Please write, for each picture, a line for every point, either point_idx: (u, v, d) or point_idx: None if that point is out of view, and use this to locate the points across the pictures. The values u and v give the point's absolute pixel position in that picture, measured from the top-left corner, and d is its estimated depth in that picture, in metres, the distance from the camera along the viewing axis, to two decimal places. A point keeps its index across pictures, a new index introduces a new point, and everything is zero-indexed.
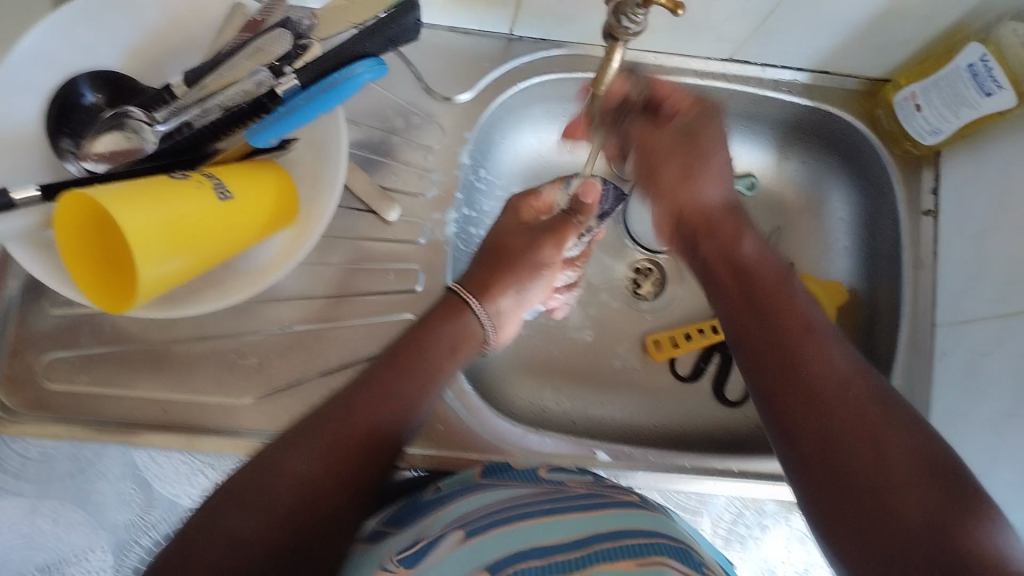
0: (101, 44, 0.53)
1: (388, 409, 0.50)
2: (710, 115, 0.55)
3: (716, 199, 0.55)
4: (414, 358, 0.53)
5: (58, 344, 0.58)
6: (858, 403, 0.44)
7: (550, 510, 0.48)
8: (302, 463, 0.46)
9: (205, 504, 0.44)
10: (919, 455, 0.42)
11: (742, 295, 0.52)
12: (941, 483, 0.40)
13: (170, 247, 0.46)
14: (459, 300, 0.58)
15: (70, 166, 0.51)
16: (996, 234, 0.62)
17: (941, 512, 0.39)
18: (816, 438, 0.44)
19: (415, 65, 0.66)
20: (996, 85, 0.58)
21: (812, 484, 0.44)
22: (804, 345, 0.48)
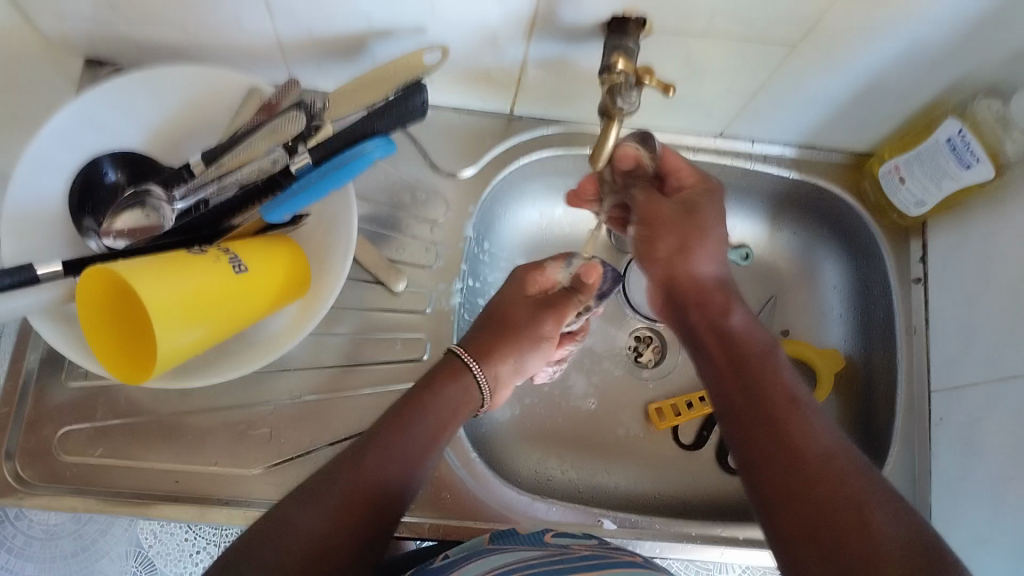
0: (123, 127, 0.55)
1: (388, 475, 0.51)
2: (716, 191, 0.59)
3: (708, 272, 0.56)
4: (405, 427, 0.53)
5: (72, 416, 0.59)
6: (848, 473, 0.44)
7: (551, 570, 0.48)
8: (310, 522, 0.46)
9: (206, 568, 0.44)
10: (910, 541, 0.41)
11: (726, 370, 0.52)
12: (927, 561, 0.40)
13: (181, 322, 0.47)
14: (460, 364, 0.59)
15: (92, 243, 0.53)
16: (984, 300, 0.64)
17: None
18: (799, 506, 0.43)
19: (421, 144, 0.69)
20: (974, 158, 0.60)
21: (798, 549, 0.42)
22: (794, 420, 0.47)
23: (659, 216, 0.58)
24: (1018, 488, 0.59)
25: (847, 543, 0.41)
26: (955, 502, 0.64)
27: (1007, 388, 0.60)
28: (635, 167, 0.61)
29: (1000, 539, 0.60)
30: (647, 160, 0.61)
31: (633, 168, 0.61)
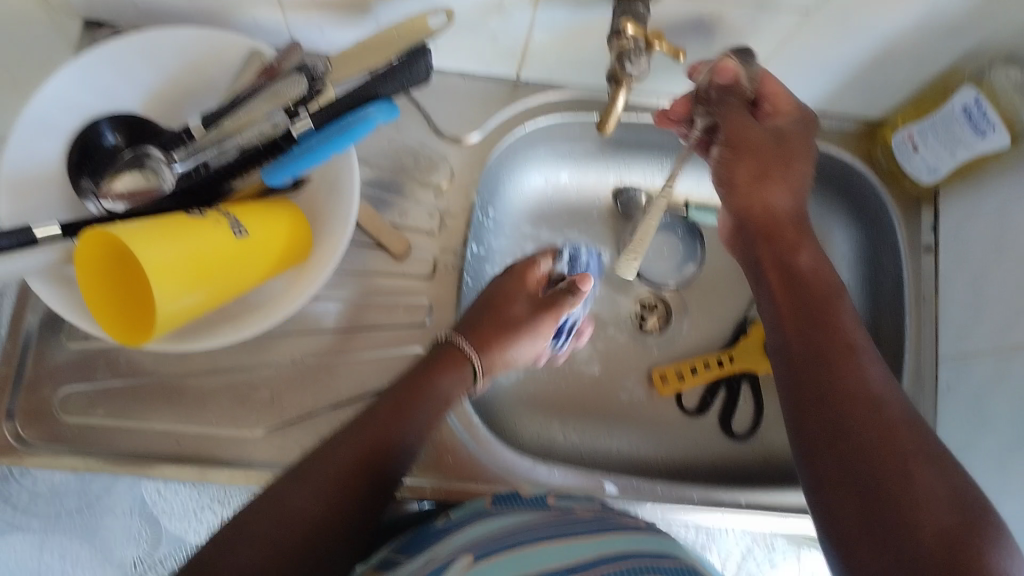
0: (120, 87, 0.55)
1: (394, 446, 0.52)
2: (805, 128, 0.59)
3: (783, 205, 0.57)
4: (416, 395, 0.55)
5: (73, 377, 0.59)
6: (891, 423, 0.46)
7: (559, 532, 0.49)
8: (302, 501, 0.48)
9: (216, 536, 0.46)
10: (950, 486, 0.43)
11: (790, 302, 0.53)
12: (961, 507, 0.41)
13: (182, 285, 0.47)
14: (459, 354, 0.59)
15: (90, 205, 0.53)
16: (996, 269, 0.63)
17: (959, 537, 0.40)
18: (844, 451, 0.45)
19: (424, 109, 0.68)
20: (991, 125, 0.58)
21: (838, 495, 0.44)
22: (845, 363, 0.49)
23: (746, 139, 0.57)
24: None
25: (882, 490, 0.43)
26: (960, 471, 0.64)
27: (1018, 359, 0.60)
28: (730, 85, 0.58)
29: (1007, 508, 0.60)
30: (741, 79, 0.58)
31: (726, 85, 0.58)
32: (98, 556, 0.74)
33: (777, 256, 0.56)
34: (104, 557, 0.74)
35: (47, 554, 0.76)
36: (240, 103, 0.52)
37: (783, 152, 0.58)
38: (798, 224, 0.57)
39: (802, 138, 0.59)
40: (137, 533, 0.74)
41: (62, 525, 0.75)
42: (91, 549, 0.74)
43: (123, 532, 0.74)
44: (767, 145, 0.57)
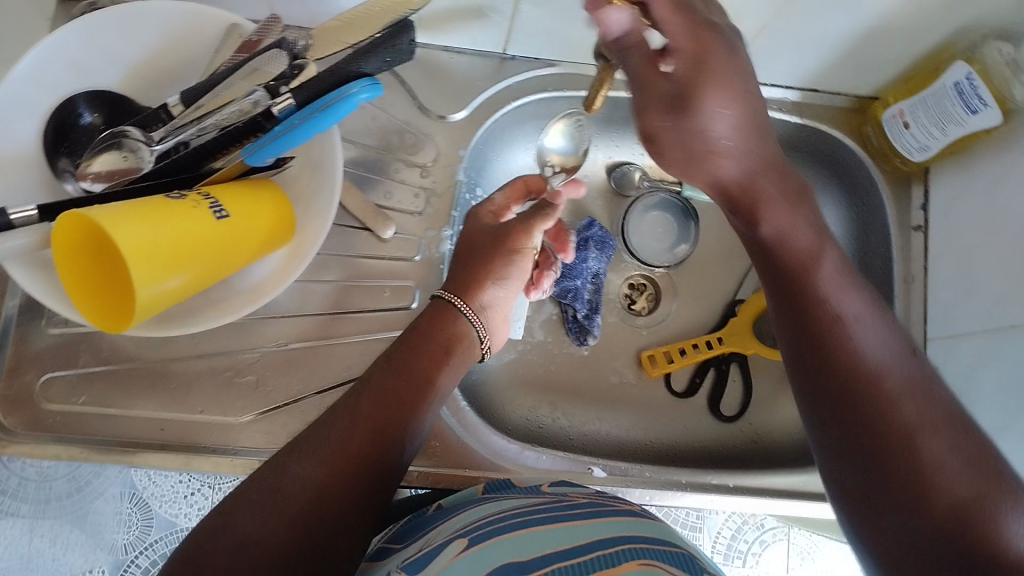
0: (97, 66, 0.53)
1: (398, 404, 0.50)
2: (715, 50, 0.43)
3: (733, 167, 0.46)
4: (403, 369, 0.52)
5: (54, 363, 0.58)
6: (893, 388, 0.43)
7: (553, 518, 0.48)
8: (308, 469, 0.45)
9: (214, 512, 0.44)
10: (963, 450, 0.41)
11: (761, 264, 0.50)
12: (977, 467, 0.40)
13: (164, 268, 0.46)
14: (448, 304, 0.57)
15: (69, 186, 0.53)
16: (985, 248, 0.63)
17: (971, 505, 0.39)
18: (842, 423, 0.44)
19: (410, 85, 0.66)
20: (983, 102, 0.58)
21: (847, 473, 0.44)
22: (836, 335, 0.46)
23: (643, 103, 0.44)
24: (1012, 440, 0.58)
25: (885, 461, 0.42)
26: None
27: (1005, 339, 0.60)
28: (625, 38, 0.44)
29: None
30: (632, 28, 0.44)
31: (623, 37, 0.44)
32: (88, 542, 0.73)
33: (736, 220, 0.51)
34: (93, 541, 0.73)
35: (37, 540, 0.72)
36: (220, 80, 0.52)
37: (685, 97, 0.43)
38: (768, 172, 0.47)
39: (710, 44, 0.43)
40: (128, 519, 0.74)
41: (52, 510, 0.72)
42: (81, 533, 0.73)
43: (111, 517, 0.74)
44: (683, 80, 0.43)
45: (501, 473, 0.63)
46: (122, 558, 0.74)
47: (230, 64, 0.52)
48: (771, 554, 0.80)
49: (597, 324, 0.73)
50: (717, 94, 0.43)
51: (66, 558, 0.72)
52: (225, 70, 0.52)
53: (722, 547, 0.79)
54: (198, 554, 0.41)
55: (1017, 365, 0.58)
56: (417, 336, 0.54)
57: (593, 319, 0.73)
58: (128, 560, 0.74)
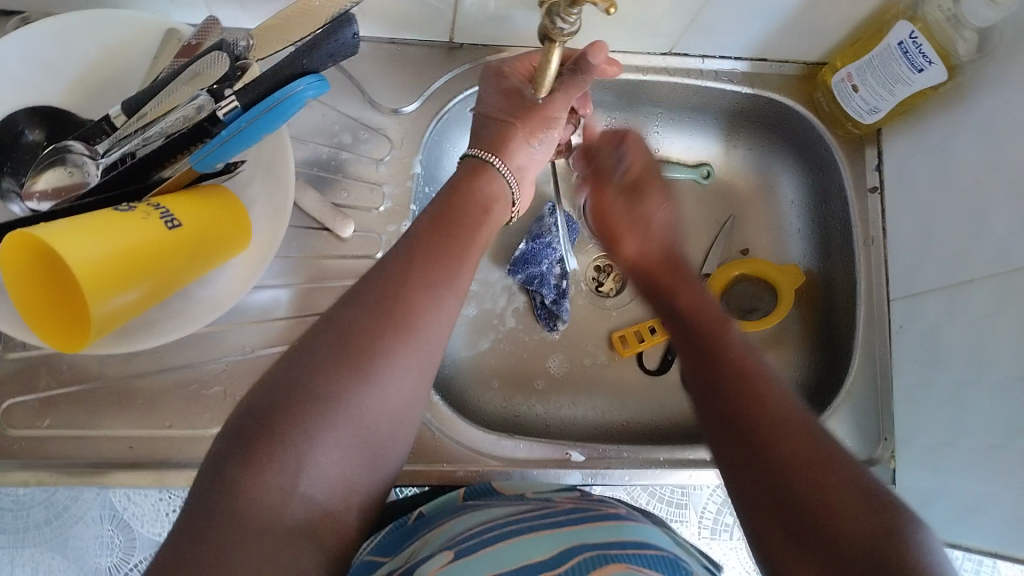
0: (33, 82, 0.52)
1: (443, 266, 0.47)
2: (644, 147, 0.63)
3: (659, 250, 0.59)
4: (452, 224, 0.50)
5: (14, 388, 0.57)
6: (792, 430, 0.42)
7: (539, 525, 0.48)
8: (356, 318, 0.44)
9: (271, 373, 0.43)
10: (859, 481, 0.39)
11: (685, 346, 0.52)
12: (880, 509, 0.38)
13: (119, 285, 0.45)
14: (481, 162, 0.55)
15: (13, 206, 0.51)
16: (939, 205, 0.64)
17: (874, 535, 0.36)
18: (755, 465, 0.42)
19: (358, 81, 0.66)
20: (928, 60, 0.59)
21: (751, 501, 0.42)
22: (750, 385, 0.46)
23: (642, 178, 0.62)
24: (978, 390, 0.59)
25: (794, 499, 0.39)
26: (917, 411, 0.65)
27: (964, 293, 0.61)
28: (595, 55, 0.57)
29: (964, 443, 0.60)
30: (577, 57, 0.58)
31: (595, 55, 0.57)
32: (70, 567, 0.72)
33: (668, 307, 0.56)
34: (76, 566, 0.72)
35: (19, 570, 0.72)
36: (162, 87, 0.51)
37: (647, 176, 0.62)
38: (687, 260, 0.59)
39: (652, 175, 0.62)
40: (109, 541, 0.72)
41: (30, 538, 0.72)
42: (63, 559, 0.72)
43: (93, 541, 0.72)
44: (629, 185, 0.62)
45: (479, 465, 0.63)
46: None
47: (172, 70, 0.51)
48: None
49: (566, 309, 0.73)
50: (653, 203, 0.61)
51: None
52: (167, 77, 0.51)
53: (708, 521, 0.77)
54: (264, 404, 0.41)
55: (979, 316, 0.59)
56: (459, 196, 0.52)
57: (561, 304, 0.73)
58: None
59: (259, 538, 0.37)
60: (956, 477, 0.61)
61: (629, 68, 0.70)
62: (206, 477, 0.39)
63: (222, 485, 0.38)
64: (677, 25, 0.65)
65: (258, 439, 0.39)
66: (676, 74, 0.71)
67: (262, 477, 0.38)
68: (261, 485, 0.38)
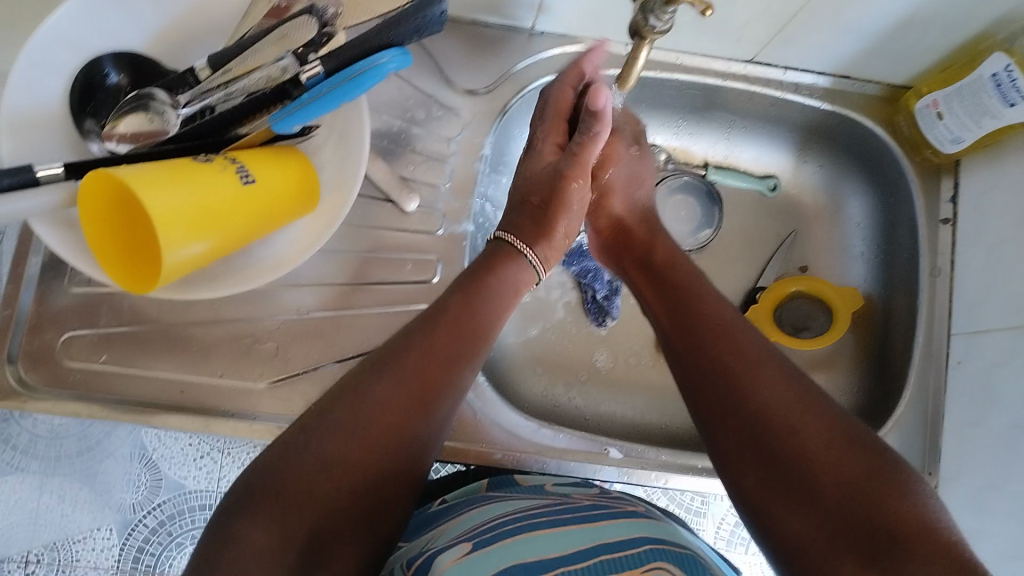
0: (126, 27, 0.53)
1: (458, 359, 0.52)
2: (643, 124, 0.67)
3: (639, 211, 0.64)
4: (468, 311, 0.54)
5: (75, 321, 0.58)
6: (771, 379, 0.47)
7: (563, 521, 0.49)
8: (380, 393, 0.47)
9: (285, 433, 0.46)
10: (833, 422, 0.44)
11: (660, 298, 0.57)
12: (861, 455, 0.42)
13: (191, 233, 0.46)
14: (514, 248, 0.60)
15: (93, 146, 0.53)
16: (1013, 244, 0.62)
17: (856, 480, 0.41)
18: (739, 420, 0.46)
19: (438, 57, 0.66)
20: (1020, 96, 0.57)
21: (738, 466, 0.46)
22: (725, 341, 0.51)
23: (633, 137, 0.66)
24: None
25: (777, 445, 0.44)
26: (965, 450, 0.64)
27: None
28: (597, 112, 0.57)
29: (1013, 487, 0.59)
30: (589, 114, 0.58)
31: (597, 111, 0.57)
32: (97, 500, 0.73)
33: (640, 261, 0.61)
34: (102, 500, 0.73)
35: (46, 497, 0.73)
36: (248, 45, 0.52)
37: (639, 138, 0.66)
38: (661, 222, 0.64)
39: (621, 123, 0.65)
40: (136, 479, 0.74)
41: (63, 467, 0.73)
42: (90, 492, 0.73)
43: (121, 477, 0.74)
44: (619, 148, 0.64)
45: (516, 451, 0.63)
46: (130, 518, 0.74)
47: (259, 29, 0.52)
48: None
49: (616, 307, 0.74)
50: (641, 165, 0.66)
51: (75, 515, 0.73)
52: (254, 36, 0.52)
53: (725, 534, 0.78)
54: (279, 463, 0.44)
55: None
56: (482, 284, 0.56)
57: (612, 301, 0.73)
58: (135, 520, 0.74)
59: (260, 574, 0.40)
60: (999, 522, 0.59)
61: (708, 71, 0.69)
62: (212, 529, 0.41)
63: (226, 538, 0.40)
64: (763, 33, 0.64)
65: (262, 494, 0.42)
66: (756, 82, 0.70)
67: (260, 523, 0.41)
68: (257, 534, 0.41)
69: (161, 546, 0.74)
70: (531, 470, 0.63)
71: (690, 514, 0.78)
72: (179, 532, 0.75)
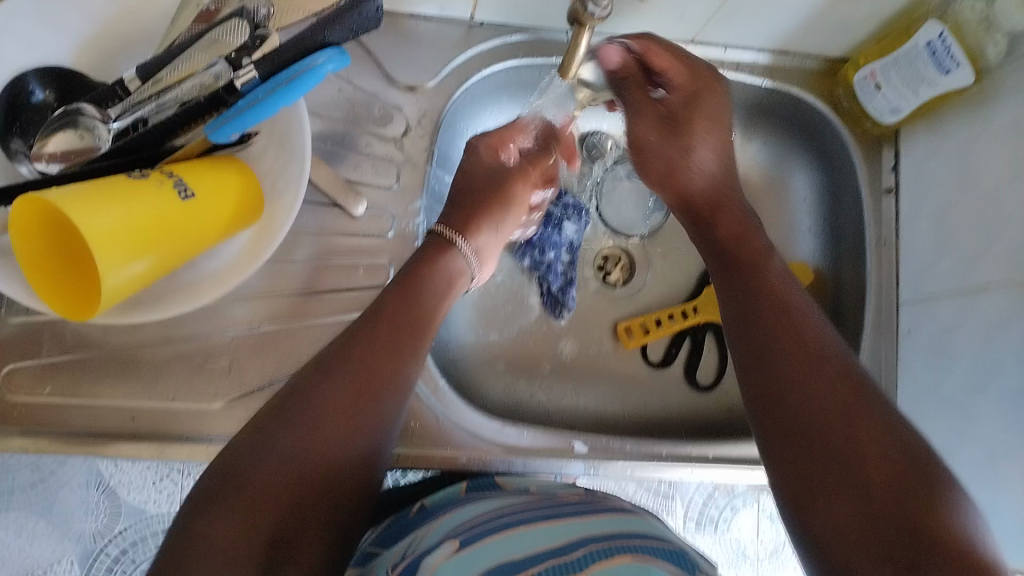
0: (47, 40, 0.51)
1: (405, 344, 0.51)
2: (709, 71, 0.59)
3: (702, 185, 0.59)
4: (410, 303, 0.53)
5: (15, 352, 0.56)
6: (829, 374, 0.47)
7: (545, 516, 0.48)
8: (328, 391, 0.46)
9: (238, 436, 0.45)
10: (887, 432, 0.44)
11: (722, 274, 0.56)
12: (906, 458, 0.42)
13: (132, 252, 0.44)
14: (445, 242, 0.60)
15: (23, 168, 0.50)
16: (955, 209, 0.63)
17: (899, 484, 0.41)
18: (788, 408, 0.47)
19: (378, 56, 0.65)
20: (955, 62, 0.58)
21: (785, 446, 0.46)
22: (787, 325, 0.50)
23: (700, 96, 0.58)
24: (986, 396, 0.59)
25: (823, 438, 0.44)
26: (922, 413, 0.65)
27: (976, 299, 0.60)
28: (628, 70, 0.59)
29: (968, 450, 0.60)
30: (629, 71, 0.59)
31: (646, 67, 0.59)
32: (55, 531, 0.71)
33: (709, 239, 0.58)
34: (61, 531, 0.71)
35: (1, 532, 0.71)
36: (177, 52, 0.50)
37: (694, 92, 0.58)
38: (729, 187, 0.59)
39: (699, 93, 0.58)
40: (95, 508, 0.71)
41: (17, 501, 0.71)
42: (48, 523, 0.71)
43: (78, 506, 0.71)
44: (683, 110, 0.58)
45: (481, 454, 0.62)
46: (91, 547, 0.71)
47: (189, 35, 0.50)
48: (741, 520, 0.79)
49: (572, 298, 0.73)
50: (699, 130, 0.58)
51: (34, 549, 0.71)
52: (184, 42, 0.50)
53: (695, 514, 0.79)
54: (233, 468, 0.42)
55: (991, 324, 0.58)
56: (418, 276, 0.55)
57: (567, 292, 0.73)
58: (97, 549, 0.71)
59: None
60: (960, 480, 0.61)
61: None
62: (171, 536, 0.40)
63: (186, 538, 0.40)
64: (703, 13, 0.64)
65: (224, 493, 0.41)
66: None
67: (223, 520, 0.40)
68: (220, 533, 0.40)
69: (126, 574, 0.72)
70: (499, 470, 0.62)
71: (660, 496, 0.78)
72: (142, 558, 0.72)
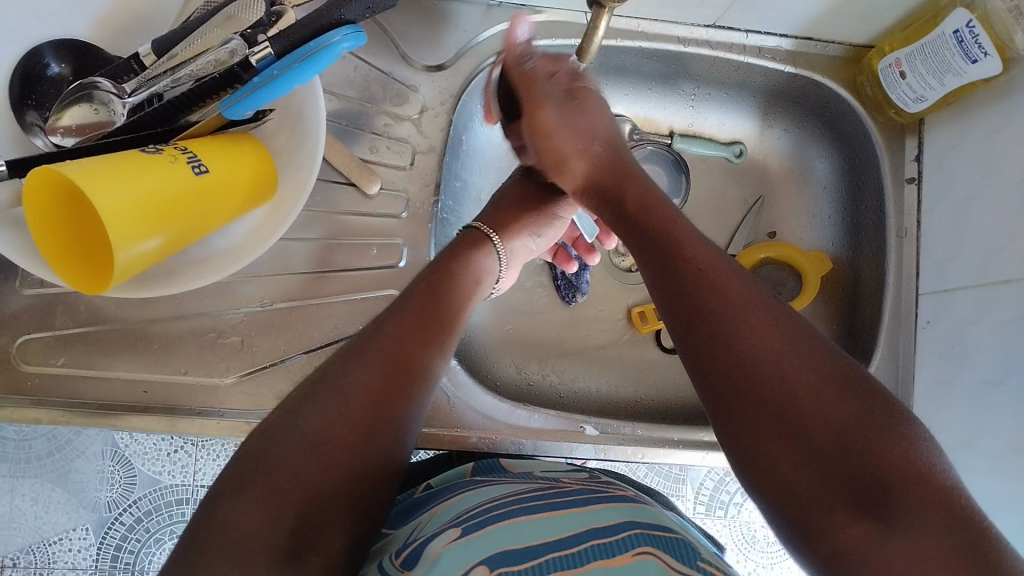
0: (65, 15, 0.51)
1: (431, 335, 0.52)
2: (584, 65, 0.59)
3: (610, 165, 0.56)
4: (434, 294, 0.54)
5: (30, 324, 0.56)
6: (759, 325, 0.43)
7: (547, 505, 0.48)
8: (360, 376, 0.47)
9: (263, 422, 0.45)
10: (826, 370, 0.41)
11: (639, 241, 0.52)
12: (853, 396, 0.40)
13: (142, 230, 0.44)
14: (481, 236, 0.61)
15: (37, 140, 0.51)
16: (978, 201, 0.62)
17: (853, 429, 0.39)
18: (727, 375, 0.42)
19: (395, 35, 0.64)
20: (984, 51, 0.57)
21: (729, 413, 0.42)
22: (709, 283, 0.46)
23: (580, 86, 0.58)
24: (1003, 392, 0.58)
25: (766, 395, 0.41)
26: (937, 407, 0.64)
27: (996, 294, 0.59)
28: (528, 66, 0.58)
29: (986, 443, 0.59)
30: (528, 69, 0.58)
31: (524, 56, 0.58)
32: (71, 500, 0.72)
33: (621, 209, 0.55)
34: (76, 500, 0.72)
35: (19, 499, 0.71)
36: (193, 27, 0.50)
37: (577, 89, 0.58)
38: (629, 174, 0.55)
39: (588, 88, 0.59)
40: (110, 477, 0.72)
41: (33, 469, 0.72)
42: (63, 492, 0.72)
43: (93, 476, 0.72)
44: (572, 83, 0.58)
45: (490, 434, 0.62)
46: (105, 516, 0.72)
47: (202, 13, 0.51)
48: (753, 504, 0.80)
49: (585, 282, 0.74)
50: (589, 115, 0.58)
51: (49, 517, 0.72)
52: (197, 19, 0.50)
53: (705, 498, 0.79)
54: (261, 454, 0.42)
55: (1011, 318, 0.57)
56: (447, 273, 0.56)
57: (581, 276, 0.73)
58: (111, 518, 0.72)
59: (246, 561, 0.38)
60: (973, 476, 0.60)
61: (670, 37, 0.68)
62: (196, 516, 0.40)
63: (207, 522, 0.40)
64: None
65: (251, 478, 0.41)
66: (719, 48, 0.69)
67: (248, 507, 0.40)
68: (246, 514, 0.40)
69: (140, 542, 0.73)
70: (507, 451, 0.62)
71: (670, 481, 0.78)
72: (156, 528, 0.73)
